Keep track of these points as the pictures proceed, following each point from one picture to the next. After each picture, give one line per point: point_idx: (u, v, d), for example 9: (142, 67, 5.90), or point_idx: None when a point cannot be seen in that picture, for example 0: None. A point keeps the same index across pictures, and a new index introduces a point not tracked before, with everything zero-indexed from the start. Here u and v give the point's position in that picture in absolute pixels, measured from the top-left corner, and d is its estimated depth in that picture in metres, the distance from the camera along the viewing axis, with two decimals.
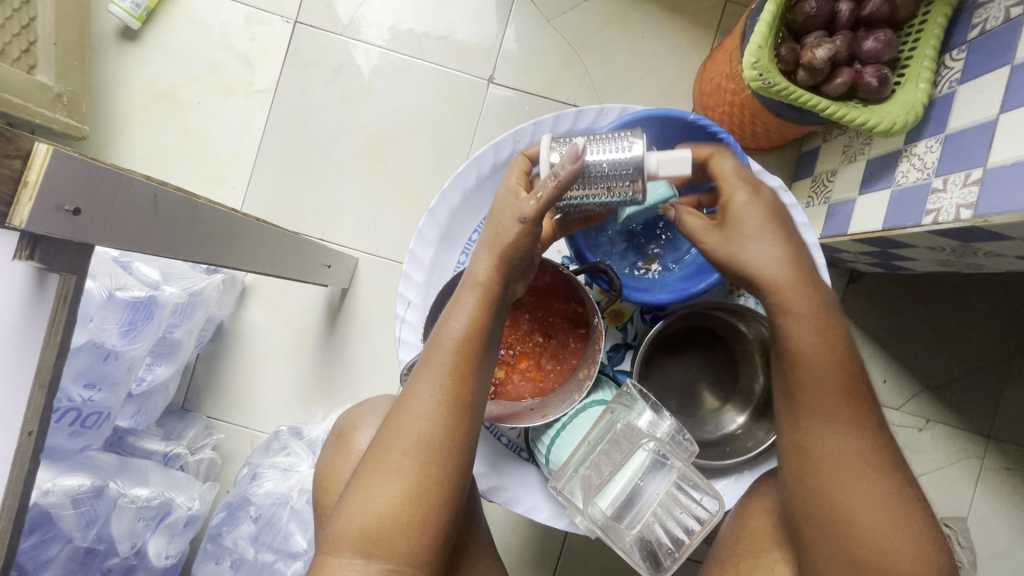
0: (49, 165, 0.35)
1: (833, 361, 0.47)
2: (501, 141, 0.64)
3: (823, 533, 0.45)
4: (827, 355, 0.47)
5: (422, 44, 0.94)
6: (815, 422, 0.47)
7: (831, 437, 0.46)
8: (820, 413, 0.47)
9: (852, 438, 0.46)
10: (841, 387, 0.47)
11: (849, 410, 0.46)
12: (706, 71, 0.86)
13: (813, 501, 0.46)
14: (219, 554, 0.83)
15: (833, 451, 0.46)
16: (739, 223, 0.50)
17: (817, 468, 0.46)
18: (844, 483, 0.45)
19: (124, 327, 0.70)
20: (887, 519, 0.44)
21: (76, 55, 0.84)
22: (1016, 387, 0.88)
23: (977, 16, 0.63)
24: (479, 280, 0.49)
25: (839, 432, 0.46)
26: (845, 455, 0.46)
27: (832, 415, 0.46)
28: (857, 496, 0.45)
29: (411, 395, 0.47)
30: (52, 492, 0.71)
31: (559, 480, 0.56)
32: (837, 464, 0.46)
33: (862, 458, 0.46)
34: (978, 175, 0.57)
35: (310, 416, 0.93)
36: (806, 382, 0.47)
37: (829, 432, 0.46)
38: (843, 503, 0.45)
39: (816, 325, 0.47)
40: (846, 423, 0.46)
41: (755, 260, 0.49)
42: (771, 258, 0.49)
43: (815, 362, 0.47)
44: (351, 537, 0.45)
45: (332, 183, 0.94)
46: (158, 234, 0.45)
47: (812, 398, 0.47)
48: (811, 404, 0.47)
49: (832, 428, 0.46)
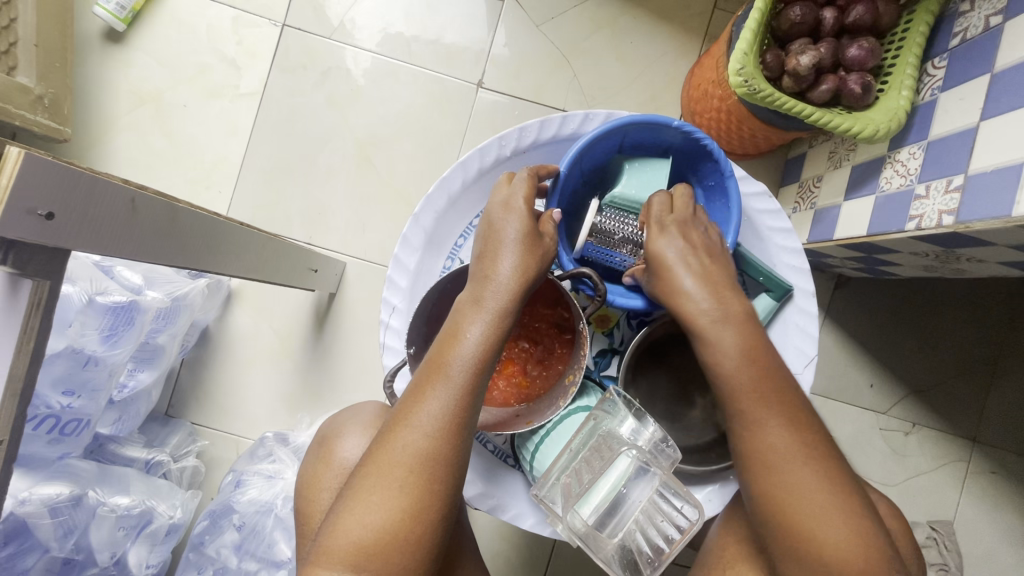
0: (20, 168, 0.34)
1: (755, 363, 0.49)
2: (486, 146, 0.64)
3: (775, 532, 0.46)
4: (746, 358, 0.49)
5: (410, 47, 0.94)
6: (746, 423, 0.48)
7: (768, 435, 0.47)
8: (755, 415, 0.48)
9: (784, 432, 0.47)
10: (766, 381, 0.48)
11: (779, 407, 0.48)
12: (693, 77, 0.86)
13: (758, 498, 0.47)
14: (201, 563, 0.81)
15: (770, 447, 0.47)
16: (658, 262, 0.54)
17: (756, 466, 0.47)
18: (784, 476, 0.46)
19: (105, 333, 0.69)
20: (836, 514, 0.45)
21: (58, 57, 0.83)
22: (1000, 391, 0.89)
23: (957, 25, 0.64)
24: (505, 300, 0.50)
25: (777, 427, 0.47)
26: (781, 451, 0.46)
27: (764, 414, 0.47)
28: (799, 491, 0.45)
29: (416, 408, 0.47)
30: (29, 501, 0.69)
31: (541, 488, 0.56)
32: (779, 462, 0.46)
33: (801, 451, 0.47)
34: (960, 182, 0.58)
35: (295, 422, 0.92)
36: (733, 385, 0.49)
37: (764, 429, 0.47)
38: (788, 500, 0.46)
39: (733, 331, 0.50)
40: (777, 418, 0.47)
41: (681, 295, 0.52)
42: (695, 290, 0.52)
43: (733, 371, 0.49)
44: (345, 550, 0.44)
45: (319, 187, 0.94)
46: (135, 240, 0.44)
47: (743, 377, 0.48)
48: (741, 407, 0.48)
49: (767, 424, 0.47)
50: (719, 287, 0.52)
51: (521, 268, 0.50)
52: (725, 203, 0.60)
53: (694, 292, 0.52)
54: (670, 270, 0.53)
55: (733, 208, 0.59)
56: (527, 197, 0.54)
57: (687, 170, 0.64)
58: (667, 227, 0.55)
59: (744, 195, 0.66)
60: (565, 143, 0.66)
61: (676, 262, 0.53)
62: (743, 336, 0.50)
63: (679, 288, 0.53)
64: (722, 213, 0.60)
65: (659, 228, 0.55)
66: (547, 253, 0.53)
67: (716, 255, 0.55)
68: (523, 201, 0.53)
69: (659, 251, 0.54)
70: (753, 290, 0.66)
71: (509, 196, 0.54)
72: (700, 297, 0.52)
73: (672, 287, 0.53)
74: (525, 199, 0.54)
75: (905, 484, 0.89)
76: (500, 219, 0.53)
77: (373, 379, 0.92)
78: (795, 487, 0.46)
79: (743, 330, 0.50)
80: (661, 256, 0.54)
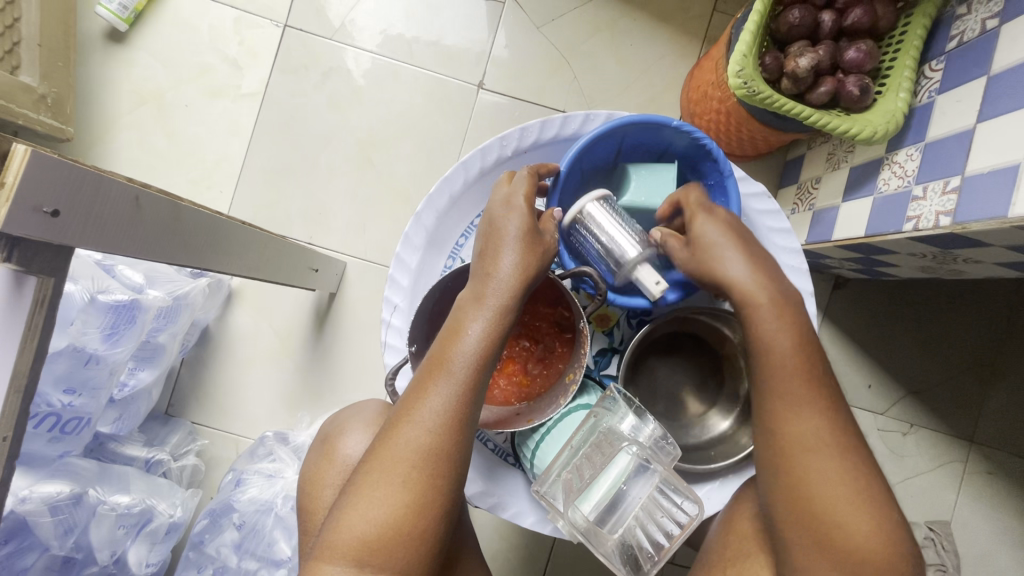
0: (26, 166, 0.35)
1: (798, 350, 0.48)
2: (487, 147, 0.64)
3: (793, 522, 0.46)
4: (792, 345, 0.48)
5: (411, 49, 0.94)
6: (782, 411, 0.47)
7: (801, 424, 0.47)
8: (792, 402, 0.47)
9: (819, 423, 0.47)
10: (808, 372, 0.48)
11: (816, 395, 0.47)
12: (693, 79, 0.87)
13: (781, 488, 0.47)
14: (201, 562, 0.81)
15: (803, 435, 0.47)
16: (704, 239, 0.52)
17: (786, 455, 0.47)
18: (811, 465, 0.46)
19: (106, 331, 0.70)
20: (860, 505, 0.45)
21: (61, 57, 0.83)
22: (998, 392, 0.90)
23: (954, 28, 0.65)
24: (506, 298, 0.50)
25: (812, 418, 0.47)
26: (814, 441, 0.47)
27: (802, 401, 0.47)
28: (826, 482, 0.46)
29: (418, 404, 0.47)
30: (30, 499, 0.69)
31: (542, 484, 0.56)
32: (809, 450, 0.47)
33: (831, 442, 0.47)
34: (957, 183, 0.58)
35: (295, 421, 0.92)
36: (772, 370, 0.48)
37: (799, 418, 0.47)
38: (811, 490, 0.46)
39: (779, 317, 0.48)
40: (811, 407, 0.47)
41: (729, 274, 0.50)
42: (743, 270, 0.50)
43: (778, 356, 0.48)
44: (348, 545, 0.45)
45: (320, 187, 0.94)
46: (138, 237, 0.44)
47: (781, 364, 0.48)
48: (779, 393, 0.48)
49: (802, 413, 0.47)
50: (764, 266, 0.51)
51: (522, 265, 0.51)
52: (724, 201, 0.61)
53: (740, 270, 0.50)
54: (717, 249, 0.51)
55: (732, 207, 0.59)
56: (528, 195, 0.54)
57: (688, 169, 0.64)
58: (714, 212, 0.53)
59: (743, 195, 0.66)
60: (565, 143, 0.66)
61: (722, 242, 0.51)
62: (795, 328, 0.48)
63: (724, 267, 0.51)
64: None
65: (704, 212, 0.53)
66: (548, 252, 0.53)
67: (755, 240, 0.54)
68: (524, 198, 0.54)
69: (704, 228, 0.52)
70: None
71: (510, 193, 0.54)
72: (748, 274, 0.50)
73: (716, 265, 0.51)
74: (526, 196, 0.54)
75: (902, 484, 0.89)
76: (502, 216, 0.53)
77: (373, 378, 0.92)
78: (821, 476, 0.46)
79: (795, 322, 0.49)
80: (710, 236, 0.52)
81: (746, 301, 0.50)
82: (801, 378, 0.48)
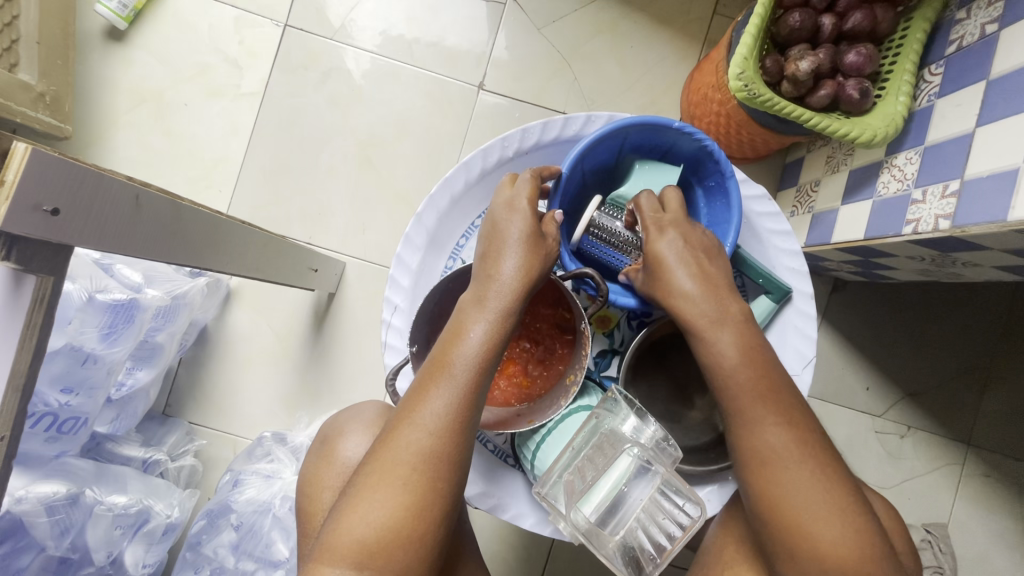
0: (27, 164, 0.34)
1: (750, 363, 0.49)
2: (488, 147, 0.64)
3: (779, 540, 0.47)
4: (742, 359, 0.50)
5: (412, 49, 0.94)
6: (743, 425, 0.48)
7: (766, 436, 0.47)
8: (752, 415, 0.48)
9: (782, 432, 0.47)
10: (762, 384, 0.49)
11: (776, 405, 0.48)
12: (693, 82, 0.87)
13: (757, 501, 0.48)
14: (198, 563, 0.81)
15: (770, 448, 0.47)
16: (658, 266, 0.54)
17: (759, 467, 0.47)
18: (782, 478, 0.47)
19: (104, 330, 0.69)
20: (833, 511, 0.46)
21: (60, 55, 0.83)
22: (995, 395, 0.90)
23: (954, 33, 0.65)
24: (507, 302, 0.50)
25: (772, 427, 0.47)
26: (780, 451, 0.47)
27: (762, 414, 0.48)
28: (797, 491, 0.46)
29: (419, 405, 0.47)
30: (26, 499, 0.69)
31: (543, 485, 0.55)
32: (775, 459, 0.47)
33: (799, 452, 0.47)
34: (956, 187, 0.59)
35: (294, 422, 0.92)
36: (728, 386, 0.49)
37: (762, 430, 0.48)
38: (784, 500, 0.46)
39: (724, 333, 0.51)
40: (773, 418, 0.48)
41: (683, 297, 0.52)
42: (694, 289, 0.52)
43: (733, 371, 0.49)
44: (348, 548, 0.44)
45: (319, 187, 0.94)
46: (138, 236, 0.44)
47: (737, 379, 0.49)
48: (739, 407, 0.49)
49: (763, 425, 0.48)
50: (716, 286, 0.53)
51: (524, 268, 0.51)
52: (726, 203, 0.61)
53: (691, 292, 0.52)
54: (668, 270, 0.53)
55: (734, 208, 0.59)
56: (529, 198, 0.54)
57: (689, 171, 0.64)
58: (659, 227, 0.54)
59: (744, 197, 0.67)
60: (566, 145, 0.66)
61: (673, 262, 0.53)
62: (742, 340, 0.50)
63: (679, 288, 0.52)
64: (723, 214, 0.61)
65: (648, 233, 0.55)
66: (552, 252, 0.53)
67: (715, 255, 0.55)
68: (526, 201, 0.54)
69: (658, 254, 0.54)
70: (752, 292, 0.66)
71: (512, 196, 0.54)
72: (700, 298, 0.52)
73: (671, 290, 0.53)
74: (529, 198, 0.54)
75: (900, 486, 0.90)
76: (504, 219, 0.53)
77: (372, 379, 0.92)
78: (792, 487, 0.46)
79: (740, 332, 0.51)
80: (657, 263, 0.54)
81: (697, 324, 0.52)
82: (761, 392, 0.48)
